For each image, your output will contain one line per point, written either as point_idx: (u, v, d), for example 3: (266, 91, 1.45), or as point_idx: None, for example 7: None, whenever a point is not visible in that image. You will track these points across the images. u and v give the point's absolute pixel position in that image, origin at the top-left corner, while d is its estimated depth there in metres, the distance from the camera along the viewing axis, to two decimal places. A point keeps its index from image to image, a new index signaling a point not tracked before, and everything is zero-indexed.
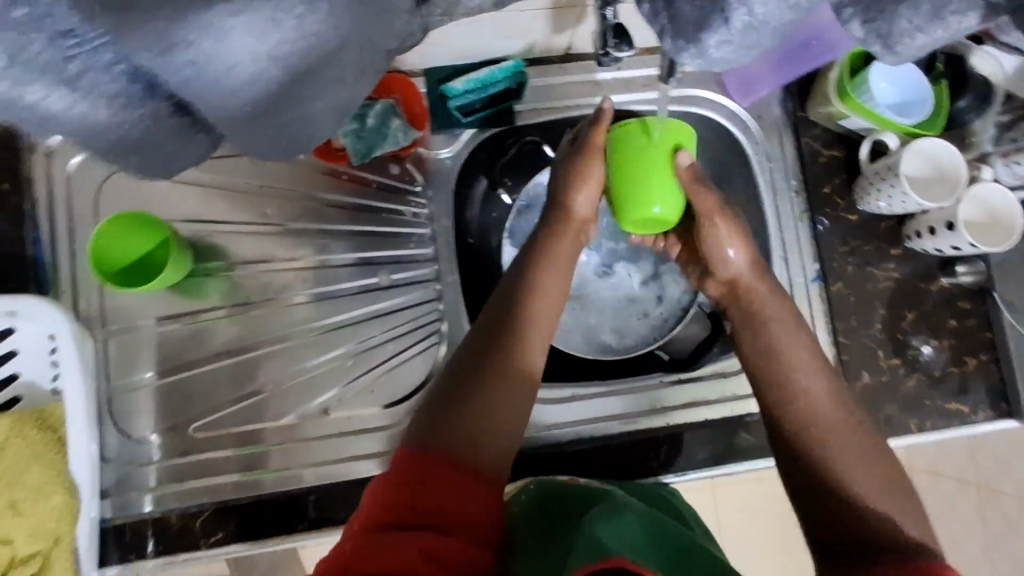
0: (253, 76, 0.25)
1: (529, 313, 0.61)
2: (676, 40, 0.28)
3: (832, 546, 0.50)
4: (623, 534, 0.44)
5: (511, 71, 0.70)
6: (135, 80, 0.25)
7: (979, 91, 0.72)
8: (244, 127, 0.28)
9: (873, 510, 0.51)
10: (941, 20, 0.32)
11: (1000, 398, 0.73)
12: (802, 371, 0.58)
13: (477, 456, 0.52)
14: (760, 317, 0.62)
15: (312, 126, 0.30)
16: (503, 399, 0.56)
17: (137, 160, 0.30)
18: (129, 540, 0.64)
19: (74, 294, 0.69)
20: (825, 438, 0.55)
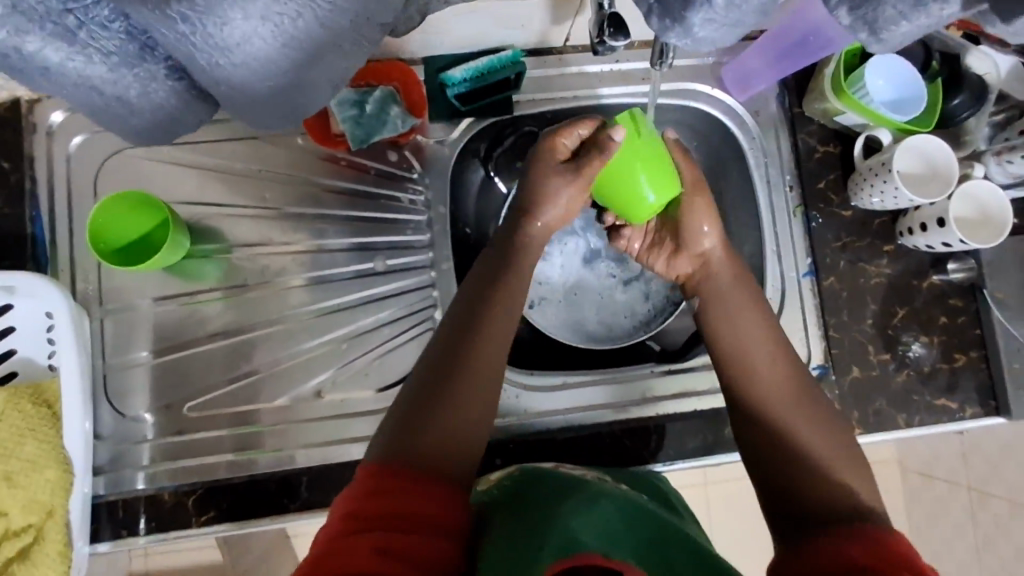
0: (243, 37, 0.26)
1: (497, 302, 0.60)
2: (663, 19, 0.29)
3: (798, 526, 0.51)
4: (599, 525, 0.45)
5: (509, 62, 0.71)
6: (130, 38, 0.29)
7: (974, 90, 0.72)
8: (234, 88, 0.29)
9: (837, 497, 0.52)
10: (924, 7, 0.32)
11: (988, 396, 0.74)
12: (766, 355, 0.59)
13: (445, 449, 0.53)
14: (726, 305, 0.63)
15: (307, 93, 0.32)
16: (473, 396, 0.55)
17: (138, 121, 0.35)
18: (121, 517, 0.64)
19: (72, 272, 0.70)
20: (792, 429, 0.56)
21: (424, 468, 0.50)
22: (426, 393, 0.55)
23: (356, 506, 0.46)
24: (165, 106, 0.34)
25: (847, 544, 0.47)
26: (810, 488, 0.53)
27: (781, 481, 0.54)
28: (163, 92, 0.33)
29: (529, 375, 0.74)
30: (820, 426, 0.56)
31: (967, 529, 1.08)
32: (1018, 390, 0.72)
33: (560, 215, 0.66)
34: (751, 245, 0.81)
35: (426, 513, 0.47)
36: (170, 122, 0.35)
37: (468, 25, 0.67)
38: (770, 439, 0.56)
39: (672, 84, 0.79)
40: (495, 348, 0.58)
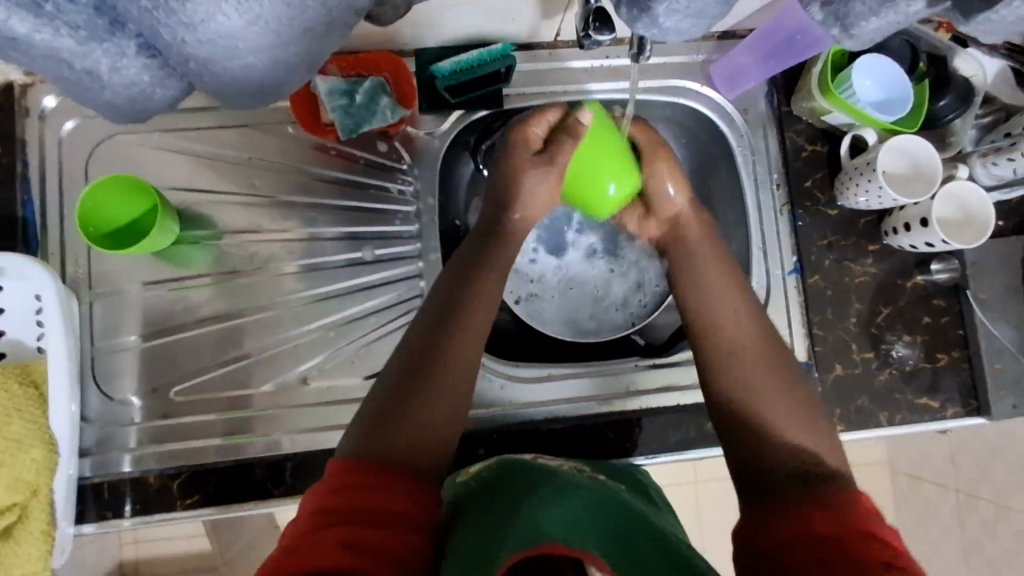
0: (206, 14, 0.25)
1: (473, 295, 0.61)
2: (631, 10, 0.30)
3: (762, 488, 0.53)
4: (568, 514, 0.48)
5: (499, 54, 0.72)
6: (99, 13, 0.26)
7: (960, 92, 0.72)
8: (201, 64, 0.28)
9: (804, 473, 0.53)
10: (892, 4, 0.33)
11: (969, 395, 0.74)
12: (735, 322, 0.61)
13: (416, 436, 0.53)
14: (703, 282, 0.63)
15: (278, 76, 0.31)
16: (450, 387, 0.56)
17: (100, 102, 0.31)
18: (107, 498, 0.65)
19: (62, 256, 0.71)
20: (764, 406, 0.56)
21: (399, 462, 0.51)
22: (403, 386, 0.56)
23: (329, 502, 0.47)
24: (139, 88, 0.30)
25: (810, 516, 0.49)
26: (778, 462, 0.54)
27: (750, 458, 0.55)
28: (135, 71, 0.29)
29: (514, 366, 0.75)
30: (792, 404, 0.57)
31: (954, 530, 1.08)
32: (999, 390, 0.73)
33: (541, 201, 0.67)
34: (738, 242, 0.81)
35: (398, 508, 0.48)
36: (141, 106, 0.32)
37: (459, 18, 0.67)
38: (740, 417, 0.57)
39: (661, 81, 0.79)
40: (473, 342, 0.59)
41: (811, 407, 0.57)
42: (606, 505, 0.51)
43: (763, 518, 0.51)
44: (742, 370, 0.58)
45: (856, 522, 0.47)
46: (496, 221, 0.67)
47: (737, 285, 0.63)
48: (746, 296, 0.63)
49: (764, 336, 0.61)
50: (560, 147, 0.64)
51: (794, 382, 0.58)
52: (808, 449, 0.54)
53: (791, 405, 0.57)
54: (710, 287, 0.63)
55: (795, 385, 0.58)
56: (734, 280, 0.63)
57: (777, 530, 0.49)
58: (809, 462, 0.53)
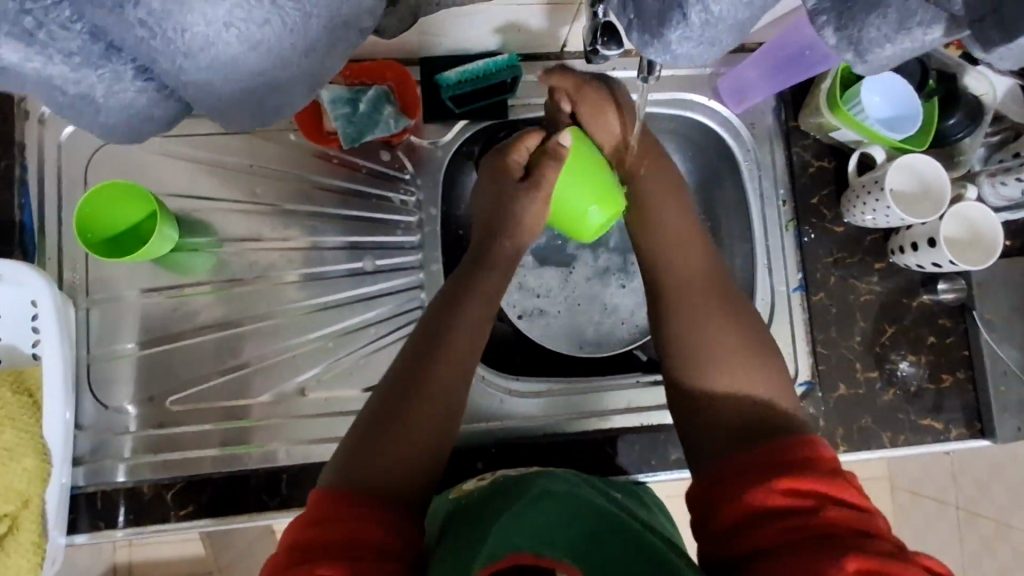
0: (205, 43, 0.25)
1: (461, 309, 0.61)
2: (643, 34, 0.29)
3: (721, 449, 0.54)
4: (540, 523, 0.48)
5: (506, 65, 0.71)
6: (93, 38, 0.25)
7: (970, 110, 0.72)
8: (201, 91, 0.28)
9: (749, 426, 0.55)
10: (907, 31, 0.33)
11: (973, 417, 0.73)
12: (694, 283, 0.63)
13: (398, 447, 0.54)
14: (667, 234, 0.65)
15: (278, 99, 0.30)
16: (433, 402, 0.56)
17: (97, 127, 0.30)
18: (100, 508, 0.64)
19: (59, 261, 0.70)
20: (715, 355, 0.58)
21: (375, 490, 0.51)
22: (388, 405, 0.56)
23: (300, 537, 0.47)
24: (135, 111, 0.29)
25: (760, 470, 0.50)
26: (724, 414, 0.56)
27: (701, 415, 0.57)
28: (131, 94, 0.28)
29: (514, 380, 0.74)
30: (747, 357, 0.58)
31: (954, 545, 1.08)
32: (1004, 413, 0.72)
33: (533, 226, 0.66)
34: (742, 258, 0.80)
35: (374, 536, 0.47)
36: (138, 129, 0.31)
37: (465, 28, 0.67)
38: (690, 376, 0.59)
39: (668, 93, 0.78)
40: (463, 353, 0.59)
41: (769, 361, 0.58)
42: (586, 508, 0.51)
43: (713, 492, 0.52)
44: (701, 333, 0.60)
45: (813, 481, 0.47)
46: (488, 240, 0.66)
47: (699, 253, 0.65)
48: (709, 256, 0.65)
49: (727, 301, 0.62)
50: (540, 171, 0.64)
51: (751, 339, 0.59)
52: (763, 404, 0.56)
53: (749, 362, 0.58)
54: (670, 250, 0.65)
55: (752, 342, 0.59)
56: (699, 237, 0.66)
57: (730, 506, 0.50)
58: (763, 417, 0.55)
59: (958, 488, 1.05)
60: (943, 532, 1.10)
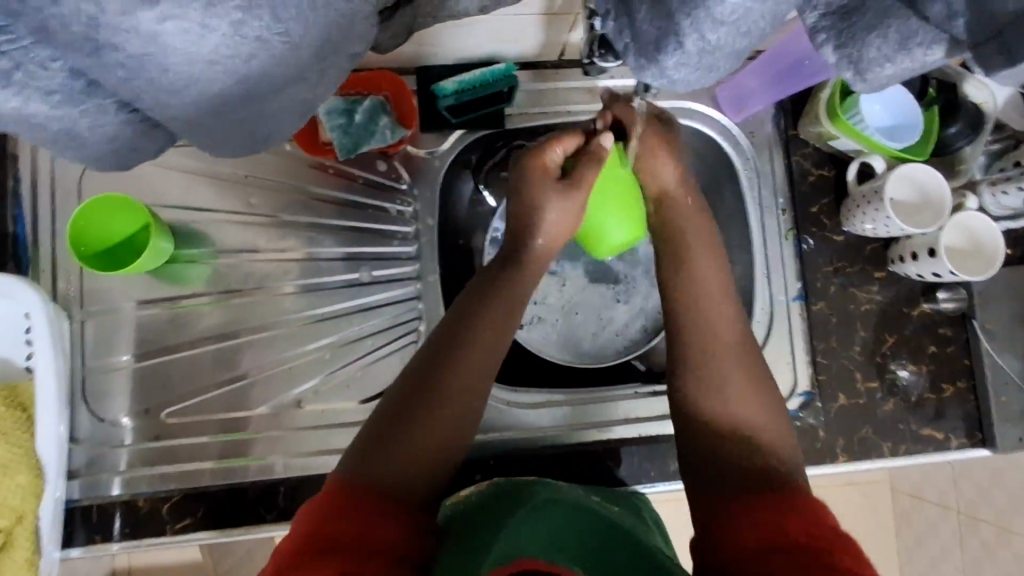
0: (188, 80, 0.26)
1: (483, 315, 0.59)
2: (639, 58, 0.30)
3: (725, 489, 0.52)
4: (550, 525, 0.48)
5: (503, 74, 0.70)
6: (74, 75, 0.25)
7: (970, 119, 0.72)
8: (190, 121, 0.28)
9: (756, 469, 0.53)
10: (907, 51, 0.32)
11: (974, 427, 0.73)
12: (715, 318, 0.60)
13: (407, 455, 0.53)
14: (693, 272, 0.62)
15: (267, 121, 0.31)
16: (447, 411, 0.55)
17: (82, 155, 0.30)
18: (95, 522, 0.63)
19: (53, 273, 0.70)
20: (730, 396, 0.57)
21: (382, 493, 0.50)
22: (399, 409, 0.55)
23: (302, 534, 0.46)
24: (119, 141, 0.30)
25: (767, 516, 0.49)
26: (730, 454, 0.54)
27: (707, 449, 0.55)
28: (115, 126, 0.29)
29: (512, 391, 0.74)
30: (757, 404, 0.57)
31: (956, 551, 1.07)
32: (1005, 423, 0.71)
33: (558, 232, 0.63)
34: (742, 267, 0.80)
35: (378, 539, 0.47)
36: (124, 156, 0.31)
37: (462, 39, 0.66)
38: (703, 406, 0.57)
39: (667, 102, 0.78)
40: (482, 364, 0.57)
41: (780, 413, 0.57)
42: (591, 524, 0.51)
43: (715, 521, 0.51)
44: (721, 366, 0.58)
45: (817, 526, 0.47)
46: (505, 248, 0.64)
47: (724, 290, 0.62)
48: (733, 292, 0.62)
49: (746, 339, 0.60)
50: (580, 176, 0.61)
51: (766, 386, 0.58)
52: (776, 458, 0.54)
53: (762, 412, 0.56)
54: (695, 284, 0.61)
55: (768, 391, 0.58)
56: (720, 272, 0.62)
57: (742, 535, 0.49)
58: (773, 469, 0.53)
59: (960, 495, 1.04)
60: (945, 537, 1.09)
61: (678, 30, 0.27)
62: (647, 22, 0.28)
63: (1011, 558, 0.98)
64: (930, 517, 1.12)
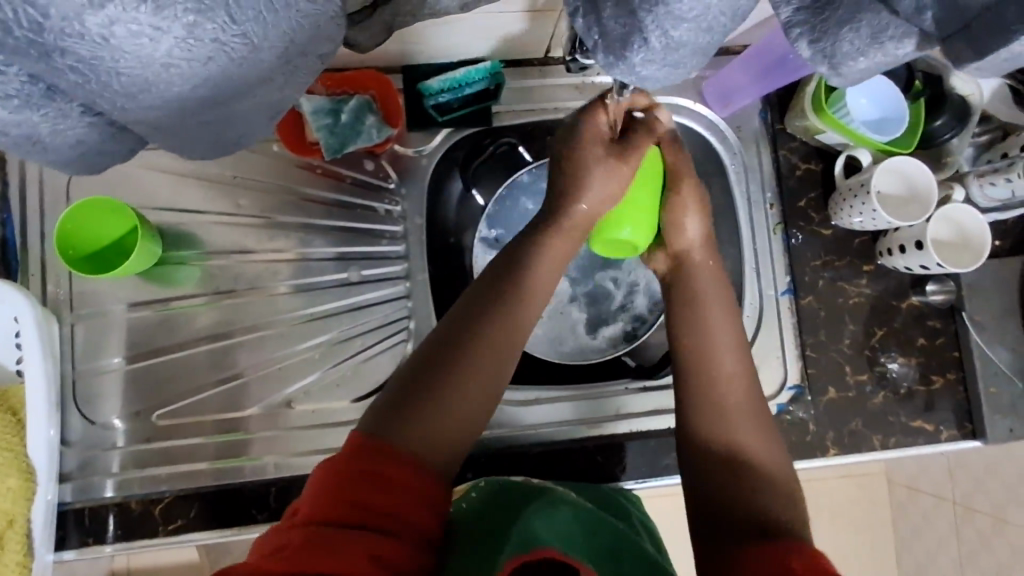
0: (145, 84, 0.26)
1: (503, 303, 0.58)
2: (607, 55, 0.30)
3: (730, 530, 0.52)
4: (559, 527, 0.46)
5: (488, 72, 0.70)
6: (32, 80, 0.25)
7: (957, 111, 0.72)
8: (154, 123, 0.29)
9: (757, 506, 0.53)
10: (879, 45, 0.32)
11: (964, 418, 0.73)
12: (723, 354, 0.60)
13: (425, 431, 0.52)
14: (704, 316, 0.62)
15: (235, 123, 0.31)
16: (469, 391, 0.55)
17: (50, 159, 0.31)
18: (88, 525, 0.64)
19: (42, 277, 0.70)
20: (738, 433, 0.57)
21: (400, 465, 0.49)
22: (415, 385, 0.54)
23: (317, 507, 0.45)
24: (86, 145, 0.30)
25: (769, 549, 0.48)
26: (738, 494, 0.54)
27: (709, 480, 0.56)
28: (80, 130, 0.29)
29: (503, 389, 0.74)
30: (762, 443, 0.58)
31: (952, 542, 1.07)
32: (995, 414, 0.71)
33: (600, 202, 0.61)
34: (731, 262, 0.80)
35: (397, 511, 0.47)
36: (93, 160, 0.32)
37: (447, 37, 0.66)
38: (708, 437, 0.58)
39: (654, 98, 0.78)
40: (502, 348, 0.57)
41: (780, 451, 0.58)
42: (603, 525, 0.51)
43: (721, 549, 0.51)
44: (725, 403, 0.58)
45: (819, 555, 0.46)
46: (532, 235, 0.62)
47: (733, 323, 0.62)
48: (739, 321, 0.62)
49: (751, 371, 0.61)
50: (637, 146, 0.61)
51: (766, 422, 0.59)
52: (778, 496, 0.54)
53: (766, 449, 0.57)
54: (703, 322, 0.61)
55: (767, 427, 0.59)
56: (728, 306, 0.62)
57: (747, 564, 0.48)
58: (776, 507, 0.53)
59: (956, 486, 1.05)
60: (942, 528, 1.09)
61: (642, 26, 0.27)
62: (612, 20, 0.29)
63: (1007, 550, 0.97)
64: (926, 507, 1.12)
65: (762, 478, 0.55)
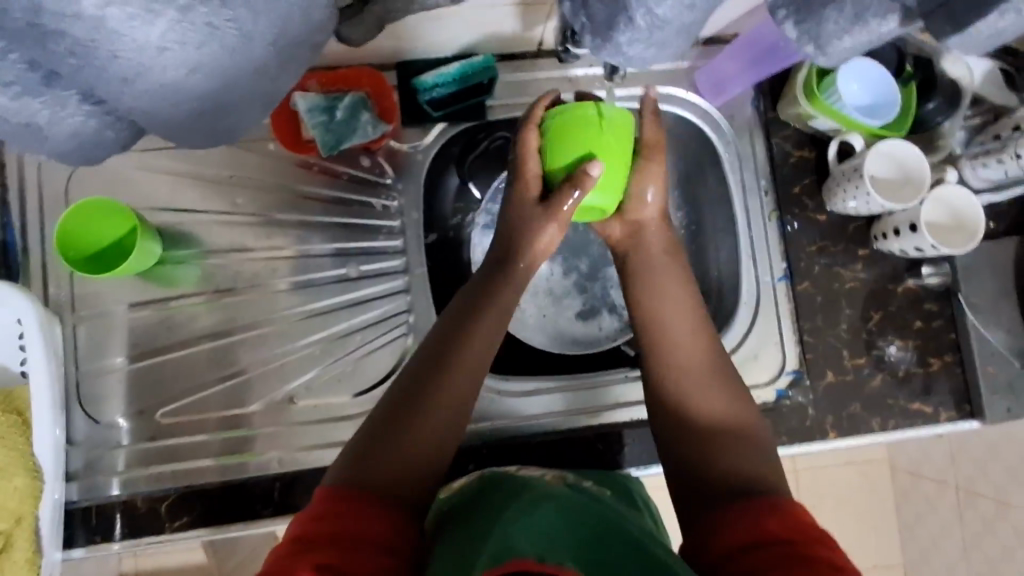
0: (143, 70, 0.26)
1: (469, 330, 0.60)
2: (596, 38, 0.31)
3: (709, 500, 0.53)
4: (538, 529, 0.44)
5: (482, 66, 0.71)
6: (32, 67, 0.26)
7: (947, 95, 0.72)
8: (148, 112, 0.29)
9: (742, 482, 0.53)
10: (863, 23, 0.33)
11: (963, 400, 0.73)
12: (687, 335, 0.62)
13: (396, 454, 0.54)
14: (668, 298, 0.64)
15: (230, 113, 0.32)
16: (441, 408, 0.57)
17: (51, 151, 0.32)
18: (95, 523, 0.64)
19: (45, 279, 0.70)
20: (714, 419, 0.58)
21: (382, 493, 0.51)
22: (397, 406, 0.56)
23: (304, 529, 0.47)
24: (85, 135, 0.31)
25: (750, 516, 0.49)
26: (719, 464, 0.55)
27: (688, 460, 0.56)
28: (78, 120, 0.29)
29: (503, 380, 0.75)
30: (735, 410, 0.59)
31: (955, 528, 1.08)
32: (993, 395, 0.72)
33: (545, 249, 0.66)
34: (727, 250, 0.80)
35: (371, 535, 0.48)
36: (89, 150, 0.32)
37: (441, 32, 0.66)
38: (682, 420, 0.58)
39: (646, 88, 0.79)
40: (470, 369, 0.59)
41: (753, 422, 0.59)
42: (591, 514, 0.49)
43: (706, 521, 0.51)
44: (696, 381, 0.60)
45: (803, 526, 0.47)
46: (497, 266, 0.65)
47: (696, 312, 0.64)
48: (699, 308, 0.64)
49: (718, 353, 0.62)
50: (559, 199, 0.62)
51: (738, 394, 0.60)
52: (757, 467, 0.55)
53: (738, 419, 0.58)
54: (667, 310, 0.64)
55: (740, 400, 0.59)
56: (693, 296, 0.65)
57: (734, 531, 0.49)
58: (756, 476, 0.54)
59: (958, 471, 1.05)
60: (945, 514, 1.09)
61: (627, 5, 0.28)
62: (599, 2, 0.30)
63: (1012, 534, 0.97)
64: (928, 494, 1.12)
65: (738, 451, 0.56)
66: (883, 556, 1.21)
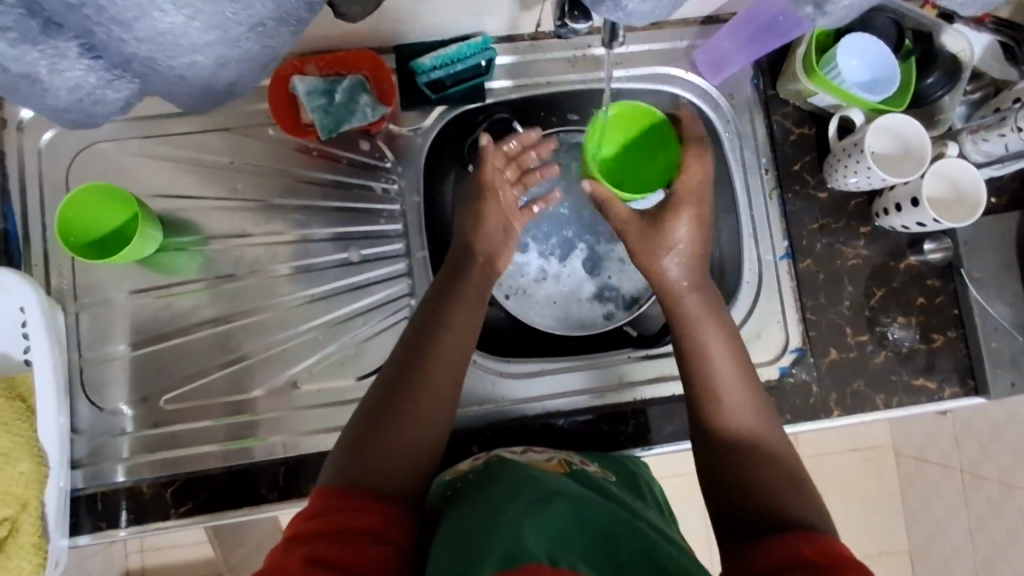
0: (139, 12, 0.27)
1: (451, 324, 0.62)
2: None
3: (744, 528, 0.53)
4: (549, 529, 0.43)
5: (478, 48, 0.70)
6: (31, 15, 0.29)
7: (947, 69, 0.72)
8: (140, 59, 0.30)
9: (775, 508, 0.53)
10: None
11: (967, 375, 0.73)
12: (717, 347, 0.62)
13: (387, 448, 0.54)
14: (696, 319, 0.64)
15: (228, 74, 0.32)
16: (427, 402, 0.58)
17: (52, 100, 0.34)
18: (101, 510, 0.64)
19: (46, 267, 0.71)
20: (746, 434, 0.59)
21: (379, 488, 0.52)
22: (389, 400, 0.57)
23: (302, 526, 0.47)
24: (85, 89, 0.33)
25: (786, 541, 0.48)
26: (753, 487, 0.55)
27: (724, 481, 0.57)
28: (78, 72, 0.32)
29: (506, 363, 0.74)
30: (769, 428, 0.59)
31: (961, 510, 1.08)
32: (996, 369, 0.72)
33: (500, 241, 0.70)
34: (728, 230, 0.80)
35: (370, 529, 0.48)
36: (90, 107, 0.35)
37: (437, 14, 0.66)
38: (718, 437, 0.59)
39: (646, 69, 0.79)
40: (454, 361, 0.60)
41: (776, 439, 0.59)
42: (599, 512, 0.48)
43: (743, 545, 0.51)
44: (726, 396, 0.60)
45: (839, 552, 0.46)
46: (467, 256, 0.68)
47: (722, 323, 0.64)
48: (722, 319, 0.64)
49: (743, 365, 0.62)
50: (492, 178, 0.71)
51: (763, 411, 0.60)
52: (788, 492, 0.54)
53: (768, 437, 0.59)
54: (704, 328, 0.63)
55: (764, 416, 0.60)
56: (716, 312, 0.64)
57: (764, 555, 0.48)
58: (786, 504, 0.53)
59: (963, 453, 1.05)
60: (951, 497, 1.09)
61: None
62: None
63: (1018, 515, 0.97)
64: (934, 478, 1.12)
65: (771, 473, 0.56)
66: (889, 541, 1.21)
